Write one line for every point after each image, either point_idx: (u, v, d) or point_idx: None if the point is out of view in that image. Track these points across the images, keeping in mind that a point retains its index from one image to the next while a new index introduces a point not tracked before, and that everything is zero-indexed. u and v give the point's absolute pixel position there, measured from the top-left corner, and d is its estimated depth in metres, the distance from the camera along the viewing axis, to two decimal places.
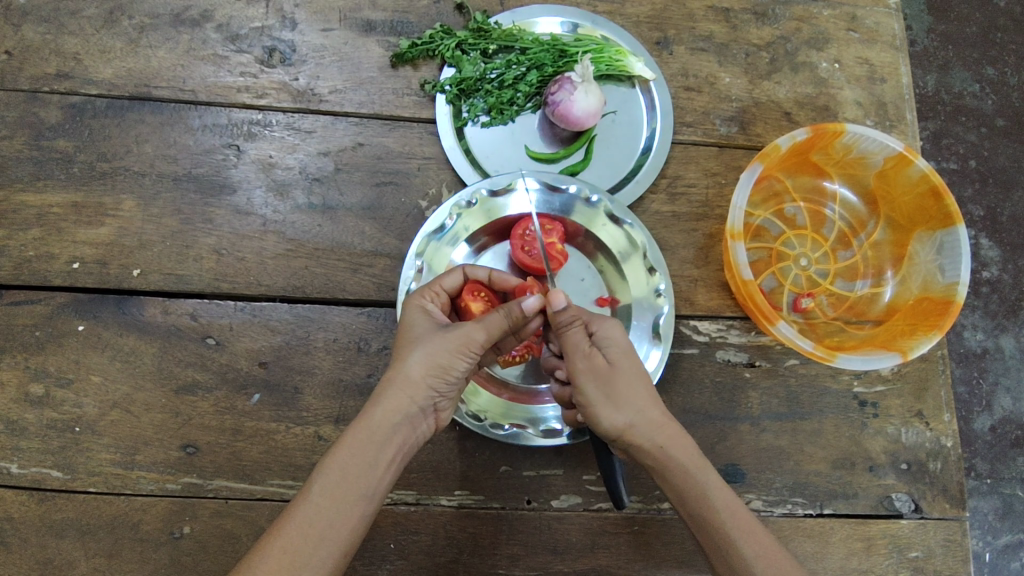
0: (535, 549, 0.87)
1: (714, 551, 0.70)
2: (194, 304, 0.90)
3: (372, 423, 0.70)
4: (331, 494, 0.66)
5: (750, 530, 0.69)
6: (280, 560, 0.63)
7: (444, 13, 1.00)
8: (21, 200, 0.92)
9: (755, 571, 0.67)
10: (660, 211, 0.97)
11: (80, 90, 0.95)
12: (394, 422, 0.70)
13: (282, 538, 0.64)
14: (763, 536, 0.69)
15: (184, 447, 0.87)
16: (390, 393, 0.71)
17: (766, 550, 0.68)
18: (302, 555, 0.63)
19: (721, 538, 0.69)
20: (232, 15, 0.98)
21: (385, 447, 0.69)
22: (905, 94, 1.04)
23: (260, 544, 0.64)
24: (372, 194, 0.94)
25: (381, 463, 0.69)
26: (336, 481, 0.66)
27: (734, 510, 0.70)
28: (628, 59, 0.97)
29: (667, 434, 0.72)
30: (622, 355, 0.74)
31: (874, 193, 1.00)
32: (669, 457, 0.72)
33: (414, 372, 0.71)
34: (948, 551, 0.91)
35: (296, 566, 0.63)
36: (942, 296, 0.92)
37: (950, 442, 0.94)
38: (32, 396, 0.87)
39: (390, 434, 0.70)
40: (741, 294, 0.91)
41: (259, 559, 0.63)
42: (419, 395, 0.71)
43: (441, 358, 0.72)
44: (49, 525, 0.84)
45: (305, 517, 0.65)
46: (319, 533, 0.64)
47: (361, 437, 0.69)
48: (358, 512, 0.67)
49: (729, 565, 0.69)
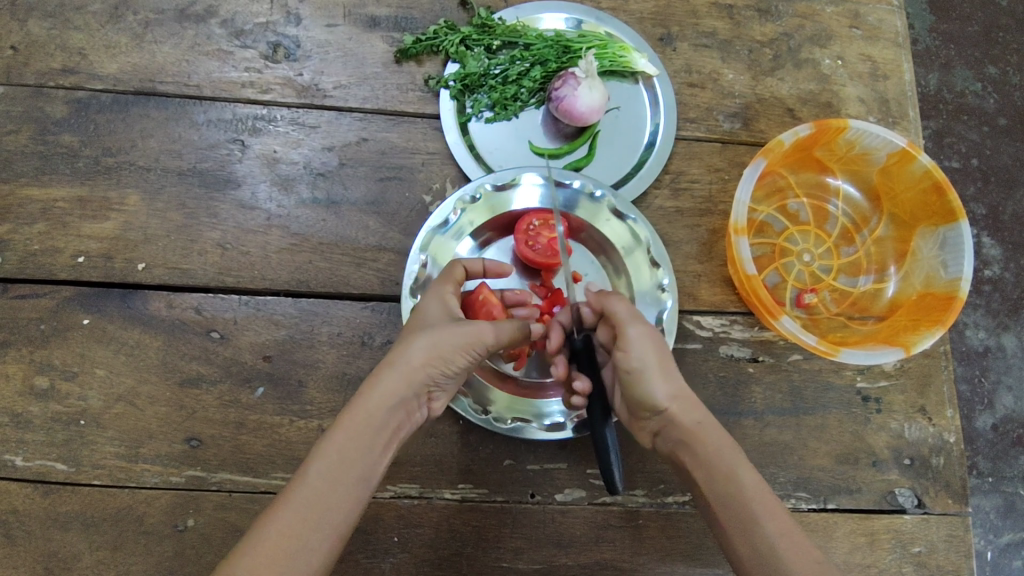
0: (538, 542, 0.87)
1: (737, 532, 0.67)
2: (198, 298, 0.90)
3: (370, 406, 0.70)
4: (329, 476, 0.66)
5: (774, 509, 0.67)
6: (279, 544, 0.62)
7: (448, 9, 1.00)
8: (27, 194, 0.92)
9: (780, 551, 0.64)
10: (663, 207, 0.97)
11: (84, 85, 0.96)
12: (391, 405, 0.70)
13: (279, 521, 0.63)
14: (786, 518, 0.67)
15: (187, 440, 0.87)
16: (389, 376, 0.71)
17: (790, 530, 0.66)
18: (301, 538, 0.63)
19: (747, 515, 0.67)
20: (236, 11, 0.99)
21: (382, 430, 0.70)
22: (908, 91, 1.04)
23: (256, 531, 0.63)
24: (376, 188, 0.95)
25: (378, 445, 0.69)
26: (334, 464, 0.66)
27: (757, 487, 0.68)
28: (631, 55, 0.97)
29: (704, 413, 0.74)
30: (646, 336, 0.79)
31: (876, 190, 1.00)
32: (702, 432, 0.72)
33: (417, 356, 0.72)
34: (951, 546, 0.91)
35: (295, 550, 0.62)
36: (945, 292, 0.92)
37: (953, 438, 0.94)
38: (36, 389, 0.88)
39: (388, 418, 0.70)
40: (744, 288, 0.91)
41: (255, 546, 0.61)
42: (415, 380, 0.72)
43: (445, 348, 0.72)
44: (53, 518, 0.84)
45: (302, 500, 0.64)
46: (318, 518, 0.64)
47: (358, 420, 0.69)
48: (355, 496, 0.66)
49: (751, 544, 0.66)
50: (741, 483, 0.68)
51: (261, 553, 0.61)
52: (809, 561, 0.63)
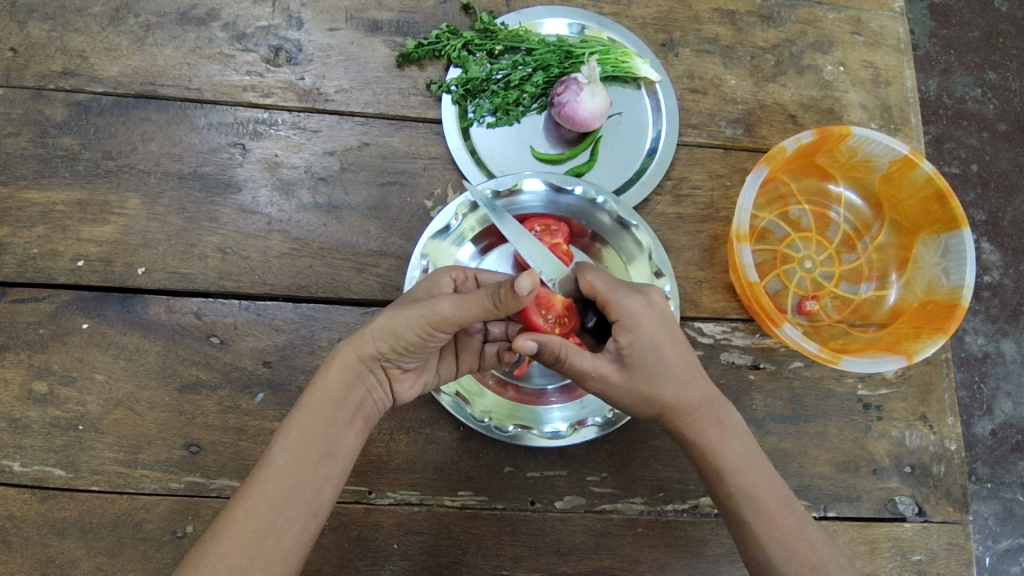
0: (538, 550, 0.86)
1: (729, 524, 0.77)
2: (198, 303, 0.90)
3: (326, 383, 0.72)
4: (292, 455, 0.69)
5: (770, 514, 0.74)
6: (247, 523, 0.66)
7: (450, 14, 1.00)
8: (26, 198, 0.92)
9: (768, 553, 0.73)
10: (665, 213, 0.97)
11: (85, 88, 0.95)
12: (347, 381, 0.72)
13: (247, 503, 0.67)
14: (785, 520, 0.74)
15: (186, 446, 0.86)
16: (341, 353, 0.72)
17: (784, 532, 0.74)
18: (268, 515, 0.67)
19: (742, 520, 0.75)
20: (238, 14, 0.98)
21: (341, 406, 0.72)
22: (910, 98, 1.04)
23: (229, 510, 0.68)
24: (377, 193, 0.94)
25: (340, 422, 0.72)
26: (295, 442, 0.70)
27: (756, 495, 0.75)
28: (634, 61, 0.97)
29: (697, 416, 0.76)
30: (646, 348, 0.72)
31: (878, 197, 1.00)
32: (692, 438, 0.77)
33: (368, 332, 0.71)
34: (951, 554, 0.91)
35: (265, 529, 0.66)
36: (947, 300, 0.92)
37: (954, 446, 0.94)
38: (35, 394, 0.87)
39: (344, 394, 0.72)
40: (747, 296, 0.91)
41: (229, 525, 0.66)
42: (368, 357, 0.72)
43: (395, 325, 0.70)
44: (51, 523, 0.84)
45: (269, 481, 0.68)
46: (285, 494, 0.68)
47: (317, 397, 0.72)
48: (322, 470, 0.70)
49: (744, 541, 0.75)
50: (739, 492, 0.75)
51: (230, 538, 0.66)
52: (799, 563, 0.72)
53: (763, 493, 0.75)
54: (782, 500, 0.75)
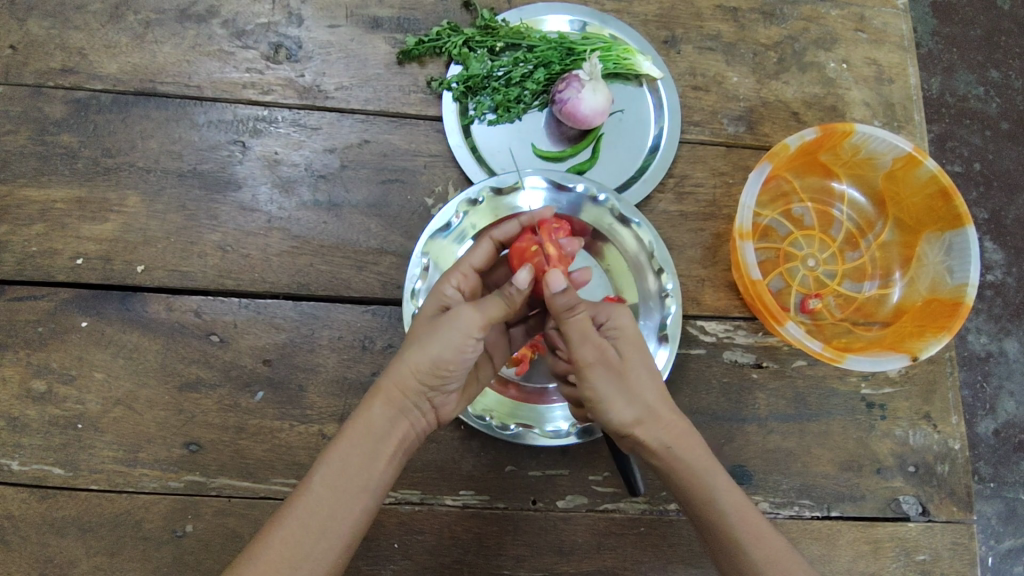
0: (540, 550, 0.86)
1: (718, 556, 0.72)
2: (198, 301, 0.89)
3: (369, 415, 0.70)
4: (331, 484, 0.67)
5: (761, 537, 0.70)
6: (281, 552, 0.64)
7: (451, 11, 0.99)
8: (25, 195, 0.91)
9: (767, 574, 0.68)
10: (667, 211, 0.96)
11: (84, 85, 0.95)
12: (390, 415, 0.71)
13: (278, 530, 0.65)
14: (774, 542, 0.70)
15: (186, 444, 0.86)
16: (384, 387, 0.70)
17: (778, 553, 0.69)
18: (302, 547, 0.65)
19: (734, 544, 0.70)
20: (238, 11, 0.98)
21: (384, 439, 0.70)
22: (913, 96, 1.03)
23: (259, 537, 0.66)
24: (378, 191, 0.94)
25: (382, 456, 0.69)
26: (335, 472, 0.68)
27: (744, 515, 0.71)
28: (635, 58, 0.95)
29: (673, 434, 0.72)
30: (632, 350, 0.74)
31: (881, 194, 1.00)
32: (671, 458, 0.72)
33: (407, 363, 0.70)
34: (955, 554, 0.90)
35: (297, 559, 0.64)
36: (952, 297, 0.92)
37: (958, 445, 0.93)
38: (34, 392, 0.87)
39: (387, 428, 0.70)
40: (750, 293, 0.90)
41: (260, 551, 0.64)
42: (411, 390, 0.71)
43: (437, 355, 0.70)
44: (50, 523, 0.83)
45: (305, 509, 0.66)
46: (320, 526, 0.65)
47: (360, 429, 0.70)
48: (360, 504, 0.68)
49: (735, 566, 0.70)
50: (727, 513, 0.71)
51: (264, 560, 0.64)
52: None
53: (747, 513, 0.71)
54: (765, 521, 0.72)
